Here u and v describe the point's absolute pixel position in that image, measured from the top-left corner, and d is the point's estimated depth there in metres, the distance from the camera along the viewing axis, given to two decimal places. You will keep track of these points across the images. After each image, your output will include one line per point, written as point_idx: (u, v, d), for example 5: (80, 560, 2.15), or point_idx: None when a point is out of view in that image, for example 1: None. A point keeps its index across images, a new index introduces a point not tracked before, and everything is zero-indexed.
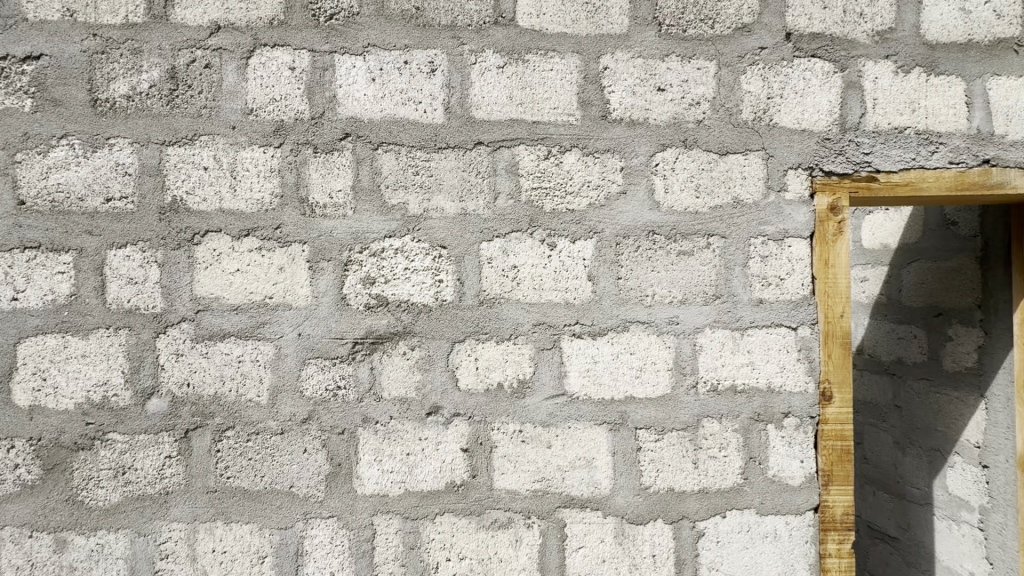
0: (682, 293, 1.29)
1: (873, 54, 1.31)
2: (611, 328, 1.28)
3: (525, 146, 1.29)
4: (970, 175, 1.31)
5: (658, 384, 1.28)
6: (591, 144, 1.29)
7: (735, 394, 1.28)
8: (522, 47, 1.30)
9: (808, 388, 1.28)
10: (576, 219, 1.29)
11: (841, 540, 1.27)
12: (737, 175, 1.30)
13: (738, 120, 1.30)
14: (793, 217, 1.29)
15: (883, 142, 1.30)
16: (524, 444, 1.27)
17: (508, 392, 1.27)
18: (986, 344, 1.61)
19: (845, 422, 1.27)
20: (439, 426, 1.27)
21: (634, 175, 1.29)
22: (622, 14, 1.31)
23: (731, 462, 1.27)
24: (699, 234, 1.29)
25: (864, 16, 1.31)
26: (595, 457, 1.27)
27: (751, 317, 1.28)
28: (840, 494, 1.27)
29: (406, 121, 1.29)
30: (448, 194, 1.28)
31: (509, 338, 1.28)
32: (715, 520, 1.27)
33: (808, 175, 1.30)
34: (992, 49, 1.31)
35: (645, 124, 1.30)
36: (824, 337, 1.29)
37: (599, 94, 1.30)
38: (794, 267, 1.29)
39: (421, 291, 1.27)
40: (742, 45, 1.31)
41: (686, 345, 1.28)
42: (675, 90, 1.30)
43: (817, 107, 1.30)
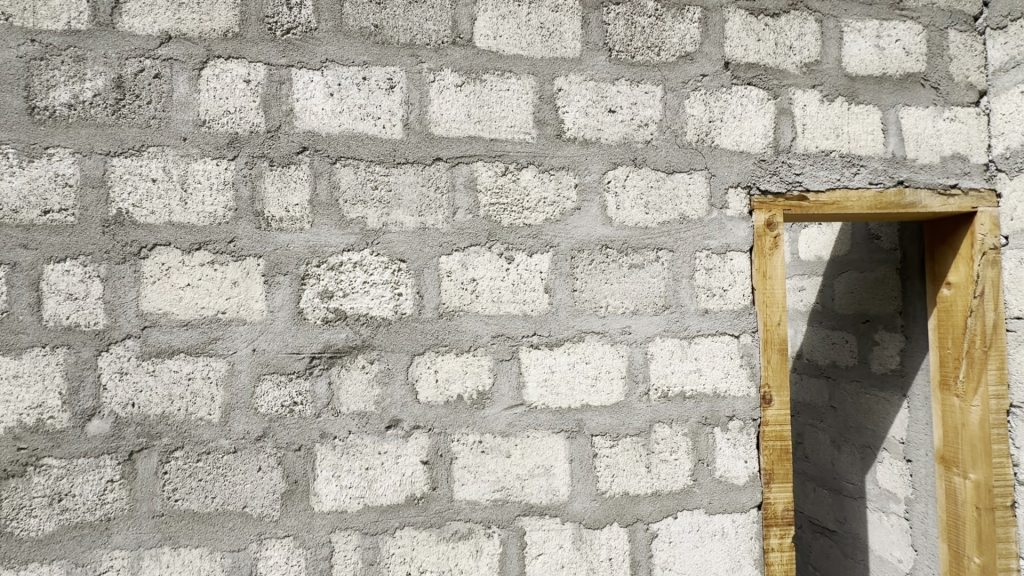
0: (634, 304, 1.35)
1: (801, 84, 1.43)
2: (567, 338, 1.32)
3: (483, 163, 1.33)
4: (887, 195, 1.44)
5: (612, 392, 1.33)
6: (546, 162, 1.35)
7: (684, 399, 1.35)
8: (480, 67, 1.34)
9: (750, 392, 1.37)
10: (532, 234, 1.33)
11: (782, 534, 1.35)
12: (682, 193, 1.38)
13: (683, 141, 1.39)
14: (734, 232, 1.39)
15: (812, 164, 1.42)
16: (484, 454, 1.29)
17: (468, 403, 1.29)
18: (906, 348, 1.75)
19: (784, 422, 1.36)
20: (398, 439, 1.27)
21: (587, 191, 1.35)
22: (575, 39, 1.38)
23: (682, 465, 1.34)
24: (649, 248, 1.36)
25: (792, 49, 1.43)
26: (553, 465, 1.30)
27: (697, 326, 1.36)
28: (780, 491, 1.36)
29: (365, 136, 1.30)
30: (407, 209, 1.30)
31: (469, 350, 1.30)
32: (667, 522, 1.32)
33: (746, 194, 1.40)
34: (903, 83, 1.46)
35: (597, 143, 1.36)
36: (764, 344, 1.38)
37: (554, 113, 1.36)
38: (735, 279, 1.38)
39: (380, 305, 1.28)
40: (685, 71, 1.40)
41: (638, 354, 1.34)
42: (625, 112, 1.38)
43: (753, 131, 1.41)
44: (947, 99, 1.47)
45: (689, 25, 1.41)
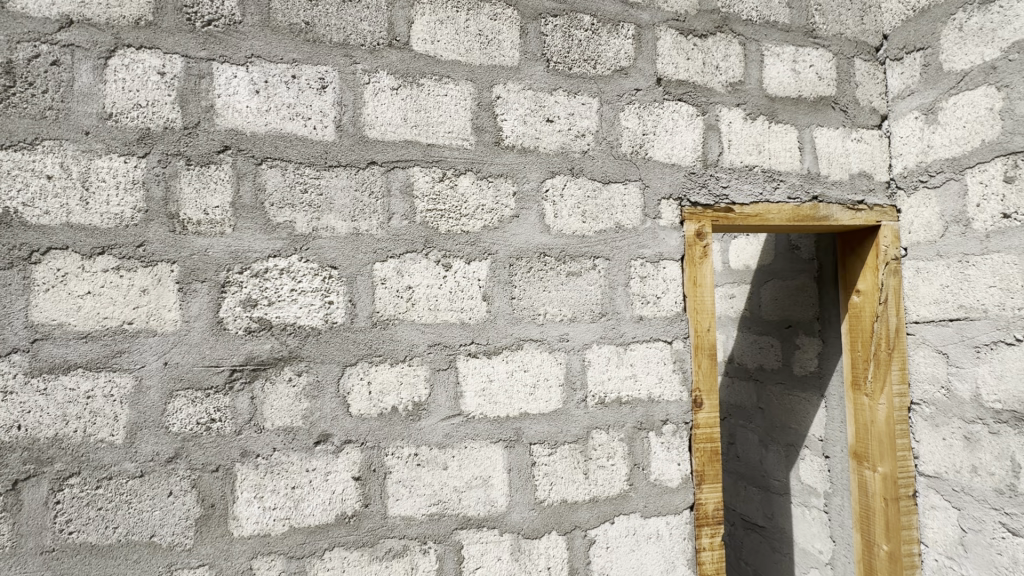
0: (572, 311, 1.36)
1: (727, 102, 1.51)
2: (505, 346, 1.31)
3: (420, 168, 1.30)
4: (804, 209, 1.54)
5: (550, 400, 1.33)
6: (484, 169, 1.34)
7: (620, 405, 1.37)
8: (417, 71, 1.32)
9: (682, 396, 1.41)
10: (470, 241, 1.31)
11: (713, 533, 1.40)
12: (618, 203, 1.41)
13: (618, 152, 1.42)
14: (667, 241, 1.43)
15: (737, 178, 1.50)
16: (420, 467, 1.25)
17: (403, 415, 1.25)
18: (823, 352, 1.88)
19: (713, 424, 1.42)
20: (328, 455, 1.20)
21: (526, 199, 1.36)
22: (513, 48, 1.38)
23: (618, 470, 1.35)
24: (586, 256, 1.38)
25: (719, 69, 1.51)
26: (491, 476, 1.28)
27: (632, 333, 1.39)
28: (711, 491, 1.41)
29: (294, 136, 1.24)
30: (339, 214, 1.25)
31: (404, 360, 1.26)
32: (605, 528, 1.34)
33: (678, 205, 1.45)
34: (817, 105, 1.57)
35: (536, 152, 1.37)
36: (695, 349, 1.43)
37: (492, 121, 1.35)
38: (668, 286, 1.43)
39: (309, 313, 1.22)
40: (620, 85, 1.44)
41: (576, 361, 1.35)
42: (563, 121, 1.40)
43: (683, 144, 1.47)
44: (854, 121, 1.60)
45: (623, 40, 1.45)
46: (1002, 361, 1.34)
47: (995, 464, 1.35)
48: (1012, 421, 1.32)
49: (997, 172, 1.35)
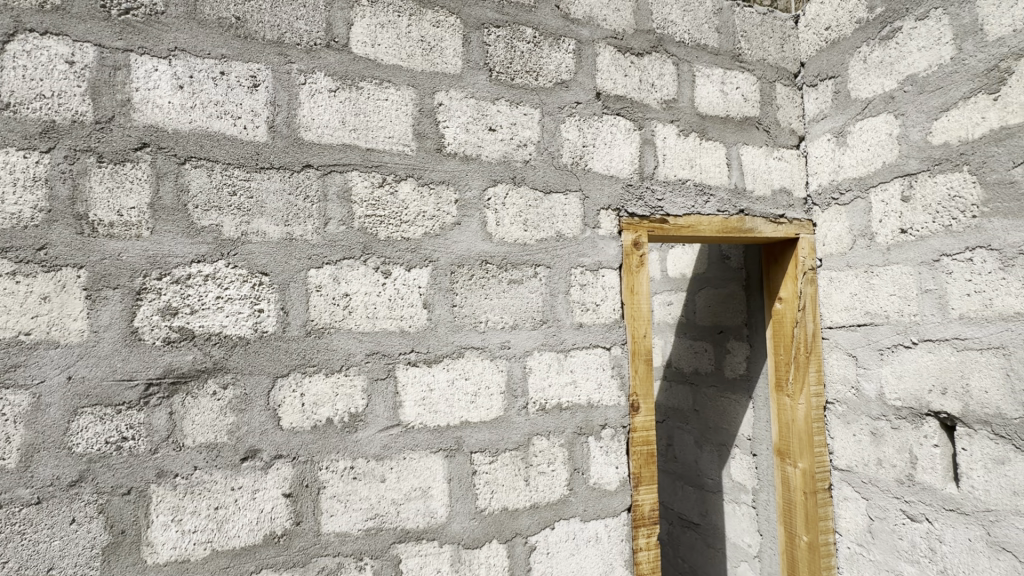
0: (513, 319, 1.37)
1: (662, 118, 1.58)
2: (446, 354, 1.30)
3: (358, 173, 1.27)
4: (732, 221, 1.63)
5: (492, 407, 1.33)
6: (426, 175, 1.33)
7: (561, 411, 1.39)
8: (356, 73, 1.29)
9: (621, 400, 1.45)
10: (411, 248, 1.30)
11: (649, 533, 1.44)
12: (559, 213, 1.44)
13: (559, 163, 1.45)
14: (605, 250, 1.48)
15: (671, 191, 1.57)
16: (356, 480, 1.21)
17: (338, 427, 1.21)
18: (751, 355, 2.00)
19: (650, 427, 1.47)
20: (256, 471, 1.14)
21: (467, 207, 1.36)
22: (456, 56, 1.39)
23: (558, 476, 1.37)
24: (527, 264, 1.40)
25: (654, 87, 1.59)
26: (430, 486, 1.26)
27: (572, 339, 1.42)
28: (647, 493, 1.45)
29: (222, 135, 1.18)
30: (272, 218, 1.20)
31: (340, 370, 1.22)
32: (545, 533, 1.35)
33: (616, 215, 1.50)
34: (743, 124, 1.68)
35: (477, 160, 1.38)
36: (632, 355, 1.48)
37: (434, 127, 1.35)
38: (607, 294, 1.47)
39: (236, 322, 1.15)
40: (561, 97, 1.48)
41: (517, 368, 1.36)
42: (505, 131, 1.41)
43: (621, 157, 1.52)
44: (775, 141, 1.72)
45: (564, 54, 1.49)
46: (901, 362, 1.47)
47: (897, 456, 1.48)
48: (910, 417, 1.45)
49: (896, 192, 1.49)
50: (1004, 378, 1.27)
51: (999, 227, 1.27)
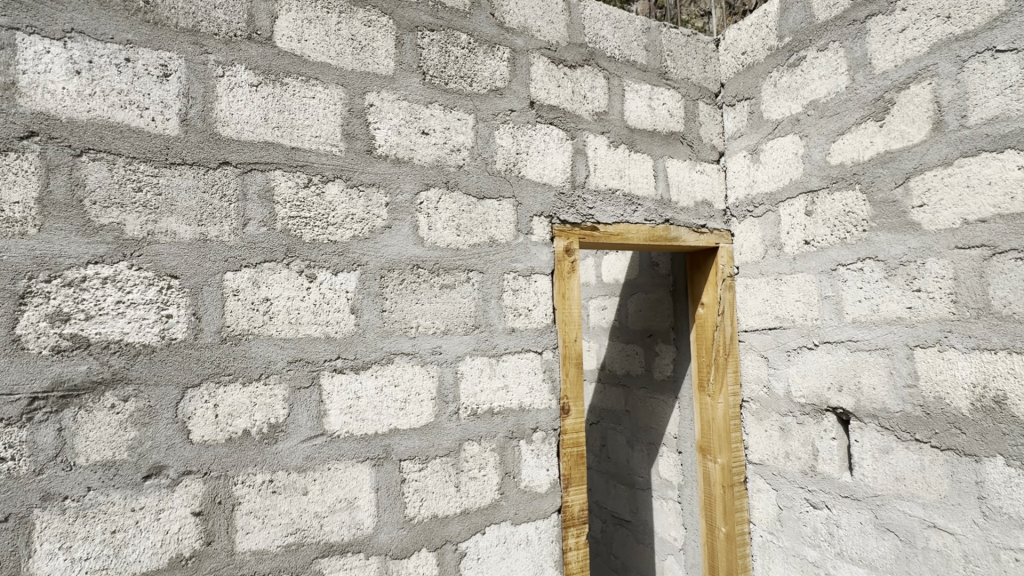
0: (445, 324, 1.36)
1: (593, 129, 1.64)
2: (374, 361, 1.27)
3: (281, 172, 1.22)
4: (658, 230, 1.71)
5: (422, 414, 1.31)
6: (355, 177, 1.29)
7: (493, 415, 1.40)
8: (281, 69, 1.24)
9: (552, 404, 1.48)
10: (338, 251, 1.26)
11: (578, 533, 1.48)
12: (492, 218, 1.45)
13: (492, 169, 1.47)
14: (538, 256, 1.50)
15: (601, 200, 1.63)
16: (276, 494, 1.15)
17: (256, 439, 1.15)
18: (677, 358, 2.11)
19: (580, 429, 1.51)
20: (161, 490, 1.06)
21: (399, 210, 1.34)
22: (388, 57, 1.37)
23: (489, 480, 1.37)
24: (460, 269, 1.40)
25: (586, 99, 1.64)
26: (357, 497, 1.23)
27: (505, 344, 1.43)
28: (577, 493, 1.49)
29: (126, 127, 1.09)
30: (183, 217, 1.12)
31: (259, 379, 1.16)
32: (475, 539, 1.34)
33: (548, 222, 1.53)
34: (668, 139, 1.77)
35: (410, 163, 1.36)
36: (563, 359, 1.51)
37: (364, 128, 1.32)
38: (539, 299, 1.49)
39: (140, 329, 1.07)
40: (495, 104, 1.50)
41: (448, 373, 1.35)
42: (438, 135, 1.41)
43: (554, 166, 1.56)
44: (698, 156, 1.83)
45: (499, 62, 1.51)
46: (805, 363, 1.60)
47: (801, 449, 1.61)
48: (812, 413, 1.58)
49: (801, 206, 1.63)
50: (888, 376, 1.40)
51: (884, 240, 1.41)
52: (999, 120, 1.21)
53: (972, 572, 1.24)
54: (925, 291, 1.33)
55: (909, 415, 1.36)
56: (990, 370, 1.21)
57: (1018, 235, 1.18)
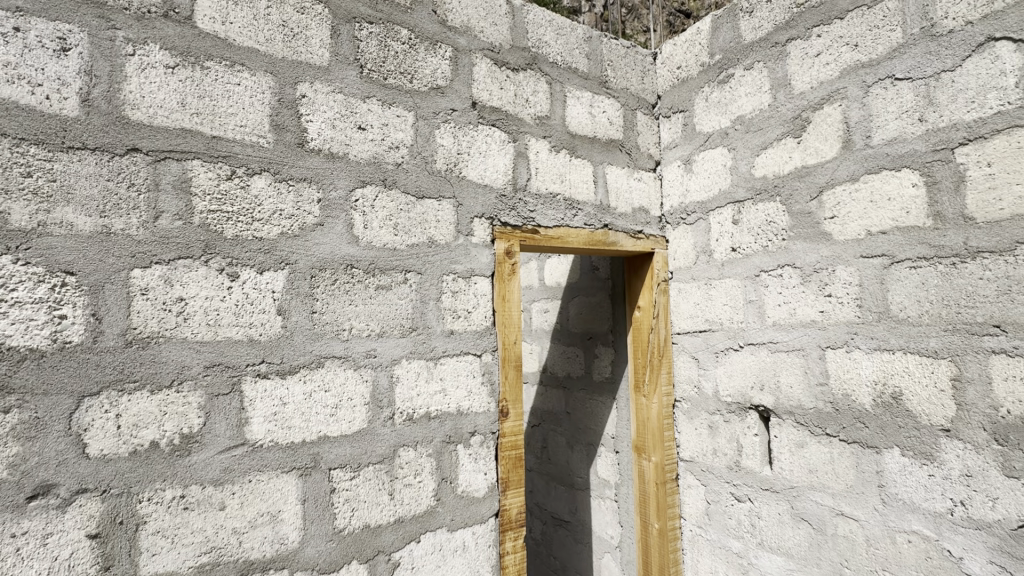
0: (380, 326, 1.32)
1: (535, 133, 1.65)
2: (302, 365, 1.20)
3: (200, 162, 1.13)
4: (597, 235, 1.75)
5: (354, 420, 1.26)
6: (284, 171, 1.23)
7: (429, 420, 1.36)
8: (201, 51, 1.15)
9: (490, 407, 1.47)
10: (264, 249, 1.18)
11: (516, 536, 1.47)
12: (431, 219, 1.42)
13: (433, 168, 1.44)
14: (478, 258, 1.49)
15: (542, 203, 1.64)
16: (188, 511, 1.06)
17: (165, 451, 1.05)
18: (616, 359, 2.16)
19: (518, 432, 1.51)
20: (49, 512, 0.94)
21: (332, 208, 1.28)
22: (322, 47, 1.31)
23: (425, 487, 1.34)
24: (397, 269, 1.36)
25: (528, 103, 1.65)
26: (281, 510, 1.16)
27: (443, 347, 1.40)
28: (514, 496, 1.48)
29: (13, 104, 0.97)
30: (83, 208, 1.01)
31: (170, 385, 1.06)
32: (410, 548, 1.30)
33: (489, 223, 1.52)
34: (608, 146, 1.82)
35: (344, 158, 1.31)
36: (503, 362, 1.50)
37: (295, 120, 1.25)
38: (478, 301, 1.48)
39: (26, 332, 0.95)
40: (436, 103, 1.47)
41: (383, 377, 1.31)
42: (376, 131, 1.36)
43: (495, 168, 1.55)
44: (636, 164, 1.89)
45: (440, 60, 1.49)
46: (732, 363, 1.69)
47: (727, 446, 1.69)
48: (737, 411, 1.67)
49: (728, 215, 1.72)
50: (804, 374, 1.50)
51: (800, 248, 1.52)
52: (897, 141, 1.33)
53: (873, 555, 1.35)
54: (835, 296, 1.44)
55: (821, 411, 1.46)
56: (889, 368, 1.33)
57: (912, 246, 1.30)
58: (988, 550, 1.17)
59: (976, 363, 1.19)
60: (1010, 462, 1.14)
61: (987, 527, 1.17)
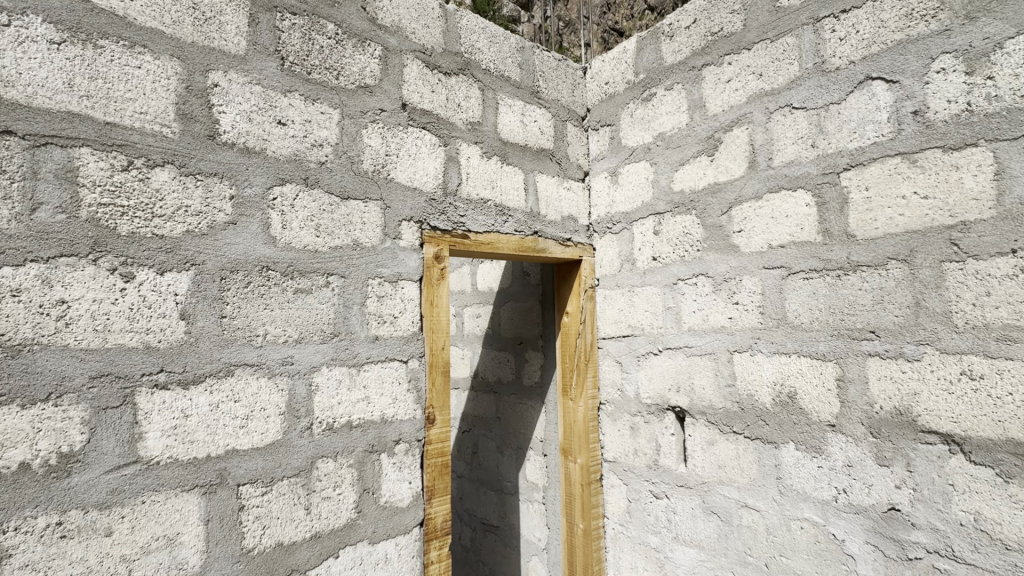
0: (298, 332, 1.25)
1: (466, 138, 1.65)
2: (208, 374, 1.12)
3: (90, 151, 1.02)
4: (527, 241, 1.77)
5: (266, 432, 1.19)
6: (192, 164, 1.14)
7: (351, 429, 1.31)
8: (95, 28, 1.05)
9: (416, 414, 1.44)
10: (166, 248, 1.09)
11: (440, 545, 1.45)
12: (356, 221, 1.38)
13: (359, 169, 1.40)
14: (405, 262, 1.46)
15: (473, 209, 1.64)
16: (66, 540, 0.94)
17: (38, 474, 0.93)
18: (544, 364, 2.20)
19: (445, 439, 1.49)
20: None
21: (246, 205, 1.20)
22: (239, 35, 1.23)
23: (345, 499, 1.29)
24: (318, 272, 1.30)
25: (460, 107, 1.65)
26: (180, 532, 1.06)
27: (367, 353, 1.36)
28: (440, 504, 1.46)
29: None
30: None
31: (47, 399, 0.95)
32: (327, 564, 1.25)
33: (418, 227, 1.50)
34: (539, 155, 1.86)
35: (261, 154, 1.23)
36: (430, 368, 1.48)
37: (205, 110, 1.17)
38: (406, 306, 1.45)
39: None
40: (363, 102, 1.43)
41: (301, 386, 1.24)
42: (297, 127, 1.30)
43: (425, 171, 1.53)
44: (565, 173, 1.94)
45: (369, 58, 1.45)
46: (652, 367, 1.78)
47: (647, 445, 1.78)
48: (656, 412, 1.76)
49: (650, 226, 1.81)
50: (715, 377, 1.61)
51: (712, 259, 1.63)
52: (793, 164, 1.47)
53: (772, 542, 1.46)
54: (742, 304, 1.56)
55: (729, 411, 1.57)
56: (786, 370, 1.45)
57: (806, 259, 1.43)
58: (864, 531, 1.31)
59: (856, 364, 1.33)
60: (882, 452, 1.28)
61: (863, 511, 1.31)
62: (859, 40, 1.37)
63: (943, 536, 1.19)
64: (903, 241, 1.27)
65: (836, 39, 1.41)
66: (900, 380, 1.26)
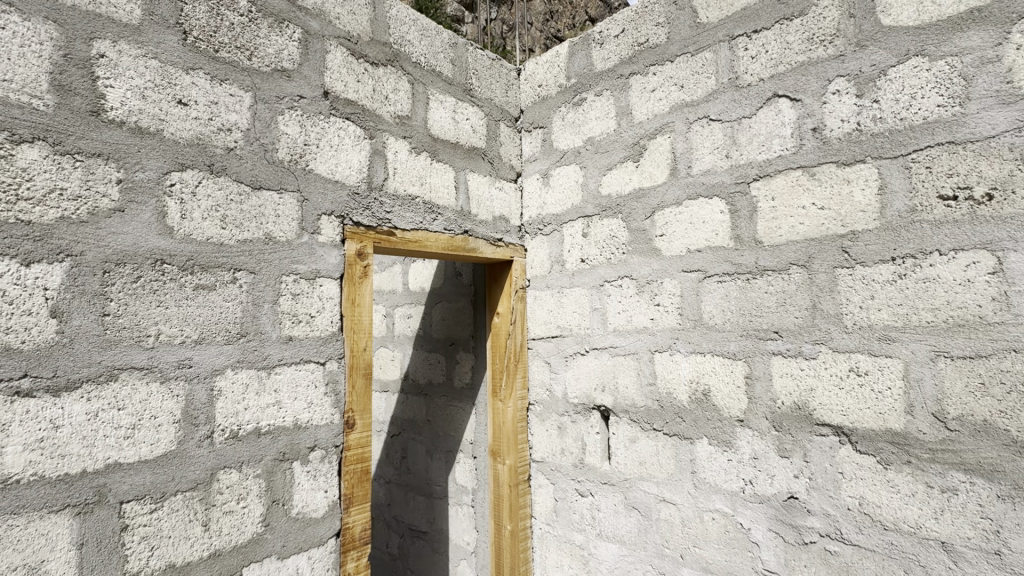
0: (198, 332, 1.15)
1: (394, 132, 1.60)
2: (86, 379, 0.99)
3: None
4: (456, 240, 1.74)
5: (157, 443, 1.07)
6: (70, 142, 1.01)
7: (259, 437, 1.22)
8: None
9: (334, 419, 1.37)
10: (34, 235, 0.95)
11: (358, 556, 1.39)
12: (269, 213, 1.28)
13: (273, 157, 1.30)
14: (324, 258, 1.38)
15: (400, 205, 1.59)
16: None
17: None
18: (475, 365, 2.18)
19: (365, 444, 1.43)
20: None
21: (136, 191, 1.08)
22: (132, 2, 1.11)
23: (251, 512, 1.19)
24: (223, 267, 1.20)
25: (387, 100, 1.59)
26: (45, 560, 0.93)
27: (279, 355, 1.27)
28: (358, 513, 1.40)
29: None
30: None
31: None
32: None
33: (339, 223, 1.42)
34: (470, 153, 1.83)
35: (157, 135, 1.12)
36: (350, 370, 1.41)
37: (88, 82, 1.04)
38: (324, 305, 1.37)
39: None
40: (280, 86, 1.34)
41: (200, 391, 1.14)
42: (201, 108, 1.19)
43: (348, 164, 1.46)
44: (497, 173, 1.93)
45: (287, 41, 1.36)
46: (579, 367, 1.80)
47: (574, 444, 1.80)
48: (582, 411, 1.79)
49: (579, 229, 1.84)
50: (637, 376, 1.66)
51: (636, 262, 1.68)
52: (710, 173, 1.55)
53: (687, 534, 1.53)
54: (662, 305, 1.62)
55: (650, 409, 1.63)
56: (701, 369, 1.53)
57: (720, 264, 1.51)
58: (768, 519, 1.39)
59: (762, 363, 1.42)
60: (783, 444, 1.37)
61: (767, 500, 1.40)
62: (768, 59, 1.47)
63: (833, 520, 1.29)
64: (803, 248, 1.37)
65: (748, 57, 1.50)
66: (799, 377, 1.36)
